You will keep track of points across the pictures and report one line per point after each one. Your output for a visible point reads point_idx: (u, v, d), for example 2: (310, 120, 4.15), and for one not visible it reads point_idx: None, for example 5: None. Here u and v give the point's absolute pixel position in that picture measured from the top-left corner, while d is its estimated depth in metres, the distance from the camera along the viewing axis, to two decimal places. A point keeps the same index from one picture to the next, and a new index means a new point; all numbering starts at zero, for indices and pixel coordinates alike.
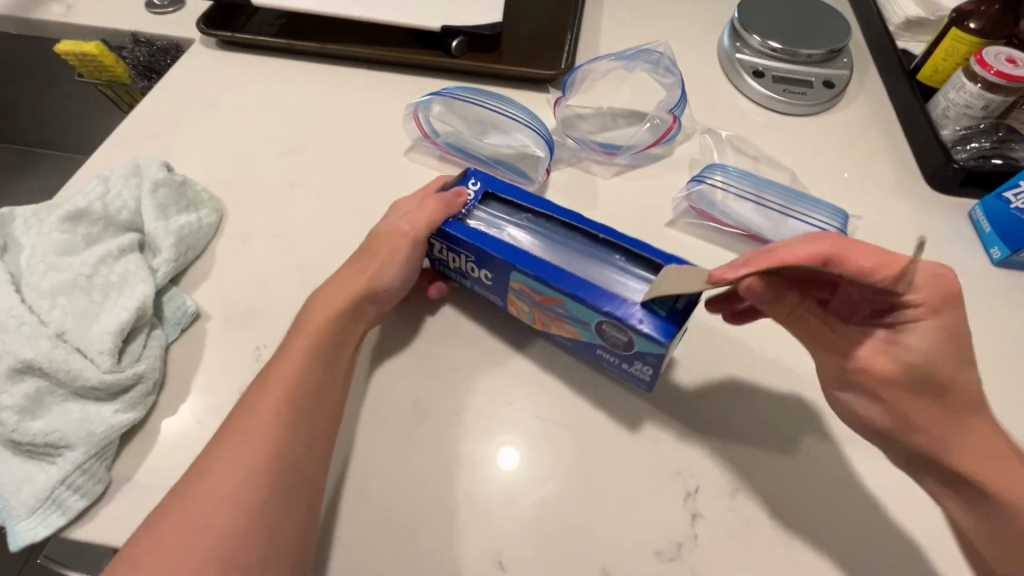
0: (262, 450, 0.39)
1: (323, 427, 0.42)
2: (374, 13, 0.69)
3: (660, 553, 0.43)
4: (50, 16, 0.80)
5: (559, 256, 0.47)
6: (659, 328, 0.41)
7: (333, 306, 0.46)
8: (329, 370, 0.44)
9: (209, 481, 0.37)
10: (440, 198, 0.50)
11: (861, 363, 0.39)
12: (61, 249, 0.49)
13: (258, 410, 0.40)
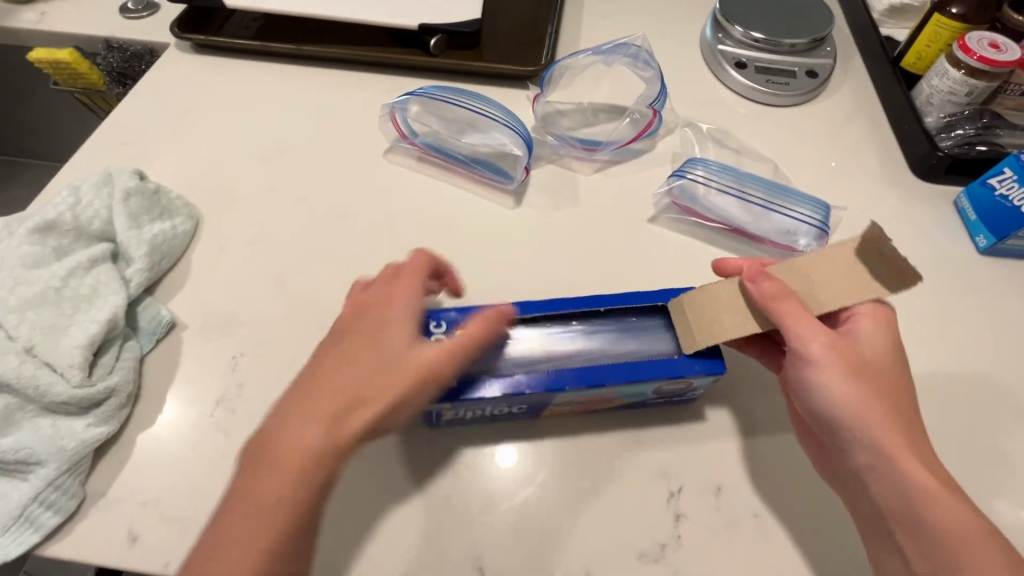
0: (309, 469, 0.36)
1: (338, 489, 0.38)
2: (350, 13, 0.68)
3: (643, 555, 0.43)
4: (22, 22, 0.78)
5: (585, 345, 0.45)
6: (712, 359, 0.44)
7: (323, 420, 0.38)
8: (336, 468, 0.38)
9: (253, 470, 0.36)
10: (484, 317, 0.42)
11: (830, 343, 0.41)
12: (30, 262, 0.48)
13: (303, 421, 0.38)
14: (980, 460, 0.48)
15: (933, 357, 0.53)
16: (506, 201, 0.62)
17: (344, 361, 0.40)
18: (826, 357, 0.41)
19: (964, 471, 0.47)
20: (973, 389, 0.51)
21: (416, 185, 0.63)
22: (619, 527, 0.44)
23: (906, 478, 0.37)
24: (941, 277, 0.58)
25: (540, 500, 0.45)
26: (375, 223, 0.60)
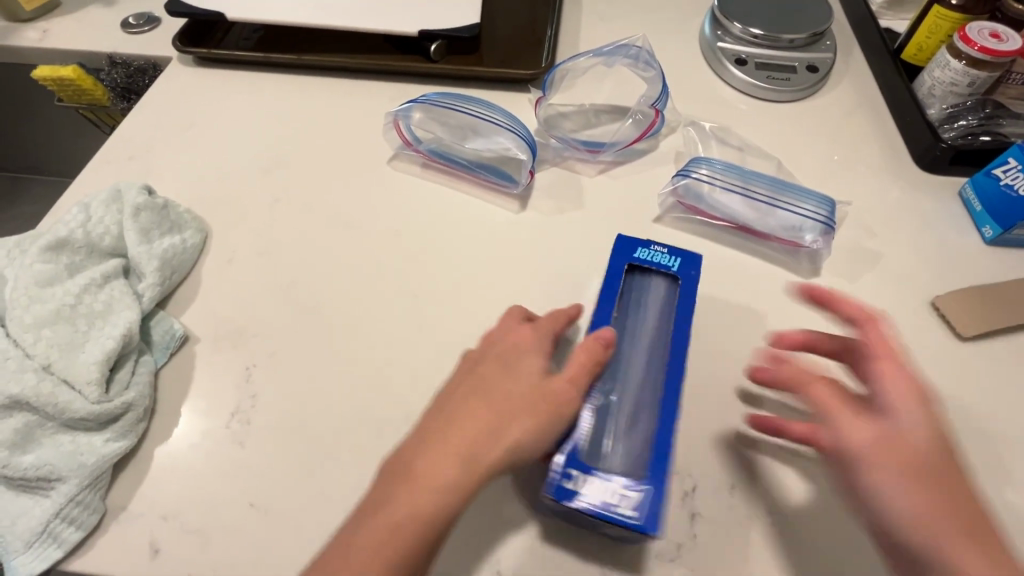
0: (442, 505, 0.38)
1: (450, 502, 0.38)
2: (351, 22, 0.69)
3: (659, 556, 0.43)
4: (25, 41, 0.79)
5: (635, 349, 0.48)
6: (689, 255, 0.50)
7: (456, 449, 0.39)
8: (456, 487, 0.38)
9: (387, 503, 0.38)
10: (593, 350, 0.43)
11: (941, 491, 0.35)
12: (43, 280, 0.48)
13: (434, 454, 0.39)
14: (994, 451, 0.48)
15: (942, 349, 0.53)
16: (511, 206, 0.62)
17: (471, 401, 0.42)
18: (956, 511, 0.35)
19: (976, 463, 0.47)
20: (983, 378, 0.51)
21: (421, 192, 0.63)
22: None
23: None
24: (948, 269, 0.58)
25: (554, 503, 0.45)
26: (382, 230, 0.60)
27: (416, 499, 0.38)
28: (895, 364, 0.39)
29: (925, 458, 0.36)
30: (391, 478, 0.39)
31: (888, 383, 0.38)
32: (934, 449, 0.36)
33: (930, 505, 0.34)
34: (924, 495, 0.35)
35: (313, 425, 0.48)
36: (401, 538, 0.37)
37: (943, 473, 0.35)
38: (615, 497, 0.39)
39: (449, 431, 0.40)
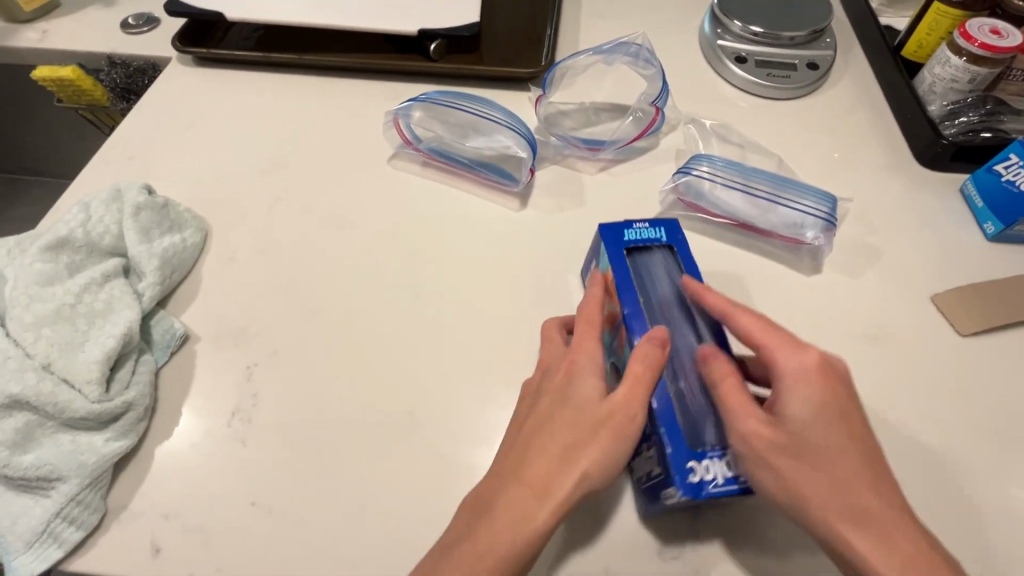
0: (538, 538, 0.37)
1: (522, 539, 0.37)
2: (351, 21, 0.68)
3: (662, 553, 0.43)
4: (24, 42, 0.79)
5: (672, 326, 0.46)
6: (670, 225, 0.50)
7: (522, 485, 0.39)
8: (529, 524, 0.37)
9: (468, 538, 0.38)
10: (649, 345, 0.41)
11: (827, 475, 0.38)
12: (43, 279, 0.48)
13: (501, 487, 0.39)
14: (997, 446, 0.48)
15: (944, 346, 0.53)
16: (512, 204, 0.62)
17: (538, 434, 0.41)
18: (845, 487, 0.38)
19: (979, 459, 0.47)
20: (986, 375, 0.51)
21: (421, 190, 0.63)
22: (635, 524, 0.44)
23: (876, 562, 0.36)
24: (951, 265, 0.58)
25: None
26: (382, 229, 0.60)
27: (510, 542, 0.37)
28: (788, 349, 0.41)
29: (821, 437, 0.39)
30: (477, 526, 0.38)
31: (792, 364, 0.40)
32: (809, 429, 0.39)
33: (790, 480, 0.38)
34: (812, 473, 0.38)
35: (314, 424, 0.48)
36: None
37: (834, 449, 0.38)
38: (731, 469, 0.39)
39: (528, 470, 0.39)
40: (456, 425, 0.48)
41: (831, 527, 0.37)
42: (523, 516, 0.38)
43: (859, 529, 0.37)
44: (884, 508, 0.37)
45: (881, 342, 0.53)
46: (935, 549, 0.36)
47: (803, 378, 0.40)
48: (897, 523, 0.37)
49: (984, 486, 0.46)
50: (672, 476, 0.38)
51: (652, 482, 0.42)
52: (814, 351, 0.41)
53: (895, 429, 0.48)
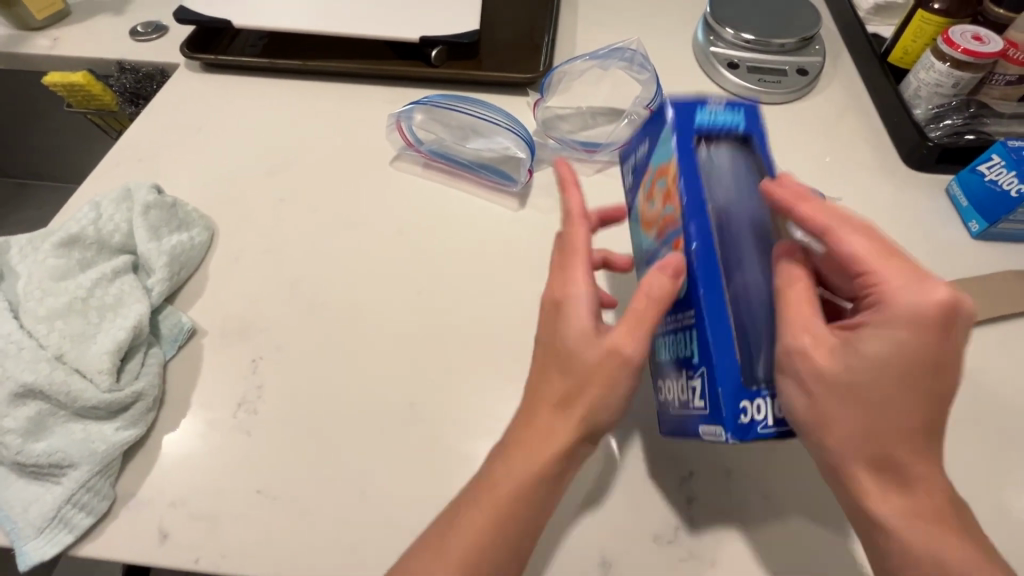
0: (544, 492, 0.39)
1: (529, 485, 0.38)
2: (355, 29, 0.71)
3: (658, 537, 0.44)
4: (36, 49, 0.81)
5: (735, 239, 0.40)
6: (742, 107, 0.42)
7: (526, 432, 0.40)
8: (526, 471, 0.38)
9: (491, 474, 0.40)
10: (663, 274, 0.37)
11: (878, 421, 0.35)
12: (56, 274, 0.50)
13: (511, 433, 0.40)
14: (982, 437, 0.49)
15: None
16: (511, 204, 0.63)
17: (538, 393, 0.40)
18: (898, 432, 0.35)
19: (966, 449, 0.48)
20: (974, 368, 0.52)
21: (423, 191, 0.65)
22: (631, 511, 0.45)
23: (887, 500, 0.36)
24: (939, 262, 0.59)
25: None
26: (385, 228, 0.61)
27: (511, 503, 0.38)
28: (901, 277, 0.34)
29: (889, 390, 0.34)
30: (481, 488, 0.39)
31: (907, 301, 0.33)
32: (885, 381, 0.34)
33: (829, 414, 0.35)
34: (854, 413, 0.35)
35: (319, 415, 0.49)
36: (514, 541, 0.38)
37: (903, 399, 0.34)
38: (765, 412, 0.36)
39: (529, 428, 0.40)
40: (457, 416, 0.49)
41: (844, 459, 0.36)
42: (520, 462, 0.39)
43: (874, 473, 0.36)
44: (918, 459, 0.35)
45: None
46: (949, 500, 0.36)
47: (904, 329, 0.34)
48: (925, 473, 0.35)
49: (970, 476, 0.47)
50: (722, 415, 0.35)
51: (682, 409, 0.40)
52: (943, 288, 0.33)
53: None
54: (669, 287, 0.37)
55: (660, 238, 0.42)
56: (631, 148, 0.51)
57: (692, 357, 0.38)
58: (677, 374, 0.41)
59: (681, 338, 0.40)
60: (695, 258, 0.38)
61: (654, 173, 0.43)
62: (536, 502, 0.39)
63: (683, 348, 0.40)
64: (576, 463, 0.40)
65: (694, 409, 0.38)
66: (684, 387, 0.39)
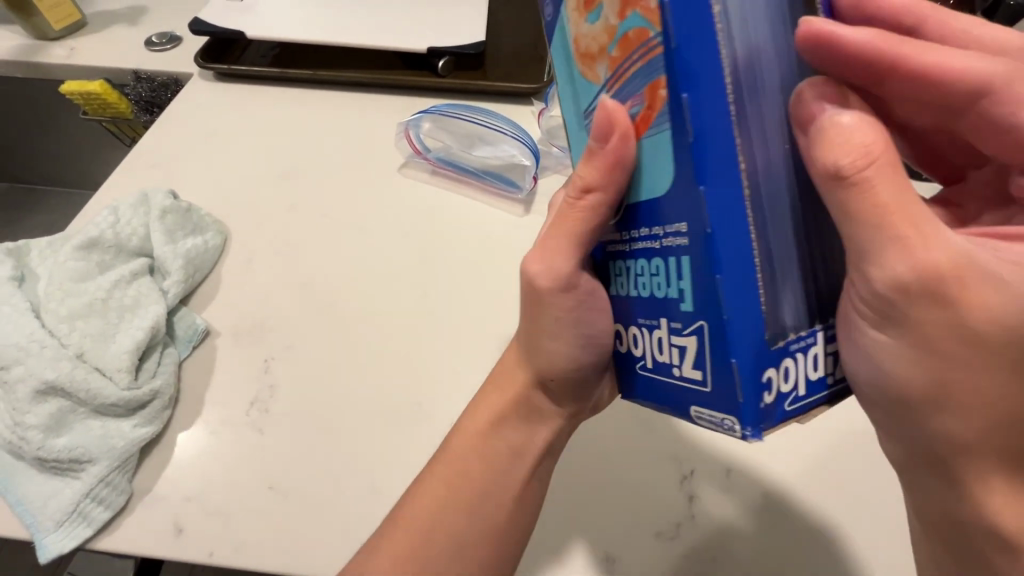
0: (505, 443, 0.42)
1: (481, 429, 0.42)
2: (367, 40, 0.73)
3: (661, 533, 0.45)
4: (54, 59, 0.83)
5: (761, 100, 0.26)
6: None
7: (495, 375, 0.44)
8: (480, 410, 0.43)
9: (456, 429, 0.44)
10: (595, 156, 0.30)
11: (1004, 390, 0.28)
12: (76, 276, 0.52)
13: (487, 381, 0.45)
14: None
15: None
16: (516, 209, 0.65)
17: (513, 340, 0.44)
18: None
19: None
20: None
21: (429, 196, 0.66)
22: (630, 507, 0.46)
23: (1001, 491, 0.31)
24: None
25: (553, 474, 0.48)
26: (393, 232, 0.63)
27: (474, 451, 0.42)
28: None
29: None
30: (453, 436, 0.43)
31: None
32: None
33: (950, 368, 0.28)
34: (976, 372, 0.28)
35: (329, 414, 0.51)
36: (479, 485, 0.41)
37: None
38: (806, 364, 0.28)
39: (498, 377, 0.44)
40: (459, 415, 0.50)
41: (963, 419, 0.29)
42: (485, 405, 0.43)
43: (1002, 435, 0.29)
44: None
45: None
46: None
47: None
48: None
49: None
50: (741, 403, 0.26)
51: (654, 368, 0.31)
52: None
53: None
54: (615, 165, 0.30)
55: (610, 87, 0.29)
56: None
57: (677, 301, 0.28)
58: (650, 323, 0.31)
59: (645, 267, 0.31)
60: (692, 125, 0.24)
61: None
62: (484, 445, 0.42)
63: (659, 285, 0.29)
64: (532, 414, 0.43)
65: (678, 378, 0.29)
66: (661, 343, 0.30)
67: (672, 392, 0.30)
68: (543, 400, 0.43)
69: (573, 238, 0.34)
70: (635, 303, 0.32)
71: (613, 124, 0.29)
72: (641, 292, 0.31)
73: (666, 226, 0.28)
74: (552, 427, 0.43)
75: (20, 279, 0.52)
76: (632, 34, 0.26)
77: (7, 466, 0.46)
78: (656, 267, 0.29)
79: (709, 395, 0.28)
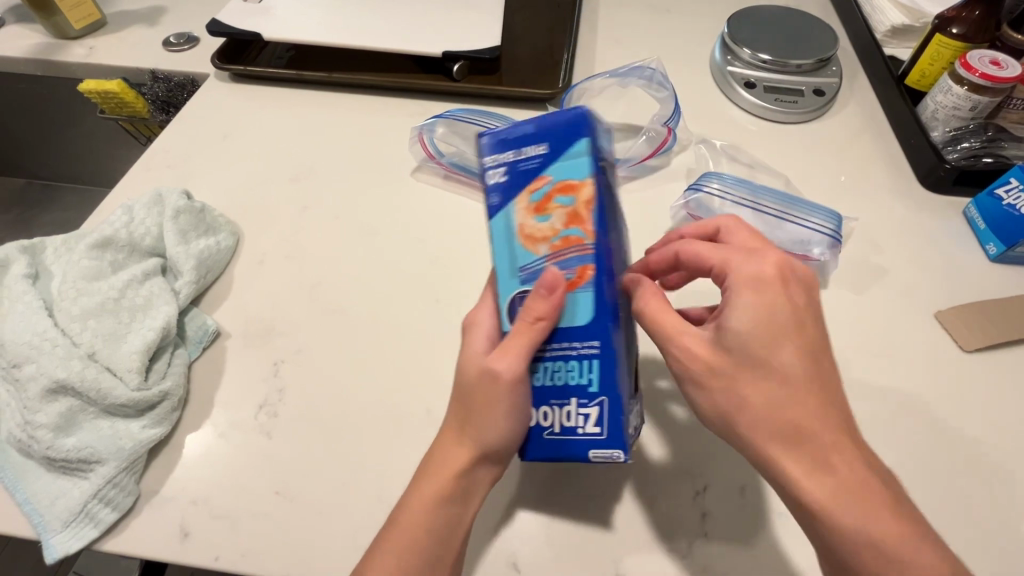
0: (446, 518, 0.40)
1: (437, 492, 0.40)
2: (382, 42, 0.73)
3: (670, 551, 0.44)
4: (74, 58, 0.84)
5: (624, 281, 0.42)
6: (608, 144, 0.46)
7: (445, 443, 0.41)
8: (431, 478, 0.40)
9: (407, 494, 0.41)
10: (542, 299, 0.38)
11: (764, 400, 0.36)
12: (90, 275, 0.52)
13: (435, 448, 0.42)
14: (998, 460, 0.48)
15: (947, 364, 0.53)
16: None
17: (457, 408, 0.42)
18: (784, 411, 0.36)
19: (987, 474, 0.47)
20: (995, 392, 0.51)
21: (441, 201, 0.66)
22: (642, 518, 0.45)
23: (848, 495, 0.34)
24: (957, 284, 0.58)
25: (531, 468, 0.48)
26: (405, 238, 0.63)
27: (427, 515, 0.40)
28: (742, 264, 0.39)
29: (768, 348, 0.37)
30: (398, 516, 0.40)
31: (749, 269, 0.39)
32: (756, 342, 0.37)
33: (722, 400, 0.38)
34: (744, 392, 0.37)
35: (336, 420, 0.50)
36: (438, 536, 0.39)
37: (780, 362, 0.37)
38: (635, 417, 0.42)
39: (442, 448, 0.41)
40: None
41: (759, 452, 0.37)
42: (437, 471, 0.41)
43: (787, 450, 0.36)
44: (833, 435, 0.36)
45: (885, 356, 0.54)
46: (877, 473, 0.36)
47: (757, 283, 0.38)
48: (840, 444, 0.36)
49: (989, 504, 0.46)
50: (620, 444, 0.38)
51: (556, 437, 0.39)
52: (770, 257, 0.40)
53: (903, 440, 0.49)
54: (561, 306, 0.38)
55: (550, 259, 0.40)
56: (500, 146, 0.42)
57: (586, 385, 0.38)
58: (561, 400, 0.39)
59: (562, 365, 0.39)
60: (607, 290, 0.39)
61: (551, 187, 0.40)
62: (445, 500, 0.40)
63: (573, 374, 0.39)
64: (476, 482, 0.41)
65: (580, 435, 0.38)
66: (569, 413, 0.39)
67: (572, 446, 0.39)
68: (486, 471, 0.41)
69: (526, 352, 0.38)
70: (548, 389, 0.39)
71: (559, 286, 0.38)
72: (554, 380, 0.39)
73: (584, 341, 0.39)
74: (482, 496, 0.42)
75: (34, 276, 0.52)
76: (574, 236, 0.39)
77: (18, 464, 0.46)
78: (573, 364, 0.39)
79: (605, 441, 0.38)
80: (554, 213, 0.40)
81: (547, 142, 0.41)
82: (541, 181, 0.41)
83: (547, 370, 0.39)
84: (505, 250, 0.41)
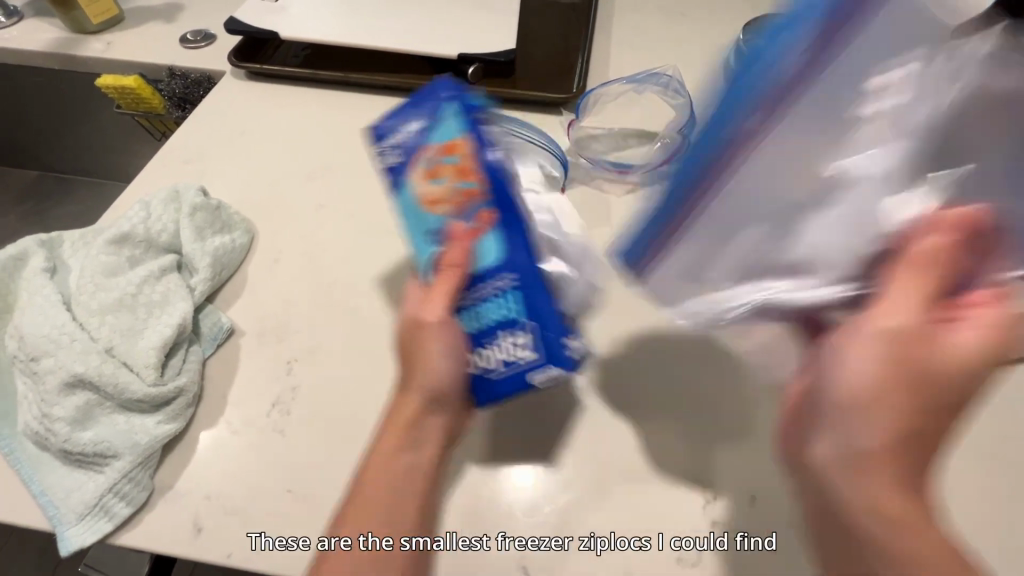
0: (400, 469, 0.40)
1: (392, 446, 0.41)
2: (398, 44, 0.73)
3: (680, 559, 0.45)
4: (91, 53, 0.85)
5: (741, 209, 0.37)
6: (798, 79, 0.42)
7: (400, 401, 0.42)
8: (379, 434, 0.42)
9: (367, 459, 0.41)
10: (450, 253, 0.42)
11: (907, 405, 0.32)
12: (108, 270, 0.52)
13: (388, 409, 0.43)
14: None
15: None
16: None
17: (406, 366, 0.43)
18: (913, 427, 0.32)
19: None
20: None
21: None
22: (656, 524, 0.46)
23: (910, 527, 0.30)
24: None
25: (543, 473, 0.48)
26: None
27: (382, 475, 0.40)
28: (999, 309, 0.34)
29: (957, 389, 0.32)
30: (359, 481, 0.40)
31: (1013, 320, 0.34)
32: (956, 376, 0.32)
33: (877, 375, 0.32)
34: (899, 387, 0.32)
35: (348, 420, 0.50)
36: (393, 496, 0.40)
37: (947, 399, 0.32)
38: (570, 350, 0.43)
39: (397, 410, 0.42)
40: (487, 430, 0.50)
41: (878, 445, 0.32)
42: (389, 429, 0.42)
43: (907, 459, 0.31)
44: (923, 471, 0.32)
45: None
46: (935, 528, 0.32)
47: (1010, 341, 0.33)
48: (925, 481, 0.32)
49: None
50: (546, 363, 0.40)
51: (489, 373, 0.41)
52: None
53: None
54: (470, 250, 0.42)
55: (455, 215, 0.43)
56: (388, 130, 0.46)
57: (506, 318, 0.41)
58: (486, 341, 0.41)
59: (481, 307, 0.41)
60: (507, 230, 0.42)
61: (436, 152, 0.43)
62: (395, 456, 0.40)
63: (491, 312, 0.41)
64: (429, 434, 0.42)
65: (509, 369, 0.41)
66: (500, 348, 0.41)
67: (509, 379, 0.41)
68: (439, 423, 0.42)
69: (446, 295, 0.41)
70: (475, 331, 0.41)
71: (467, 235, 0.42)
72: (477, 323, 0.41)
73: (494, 281, 0.41)
74: (438, 446, 0.42)
75: (52, 270, 0.52)
76: (467, 190, 0.42)
77: (35, 456, 0.46)
78: (489, 305, 0.41)
79: (533, 366, 0.40)
80: (444, 176, 0.43)
81: (415, 114, 0.45)
82: (421, 150, 0.44)
83: (472, 315, 0.41)
84: (414, 222, 0.44)
